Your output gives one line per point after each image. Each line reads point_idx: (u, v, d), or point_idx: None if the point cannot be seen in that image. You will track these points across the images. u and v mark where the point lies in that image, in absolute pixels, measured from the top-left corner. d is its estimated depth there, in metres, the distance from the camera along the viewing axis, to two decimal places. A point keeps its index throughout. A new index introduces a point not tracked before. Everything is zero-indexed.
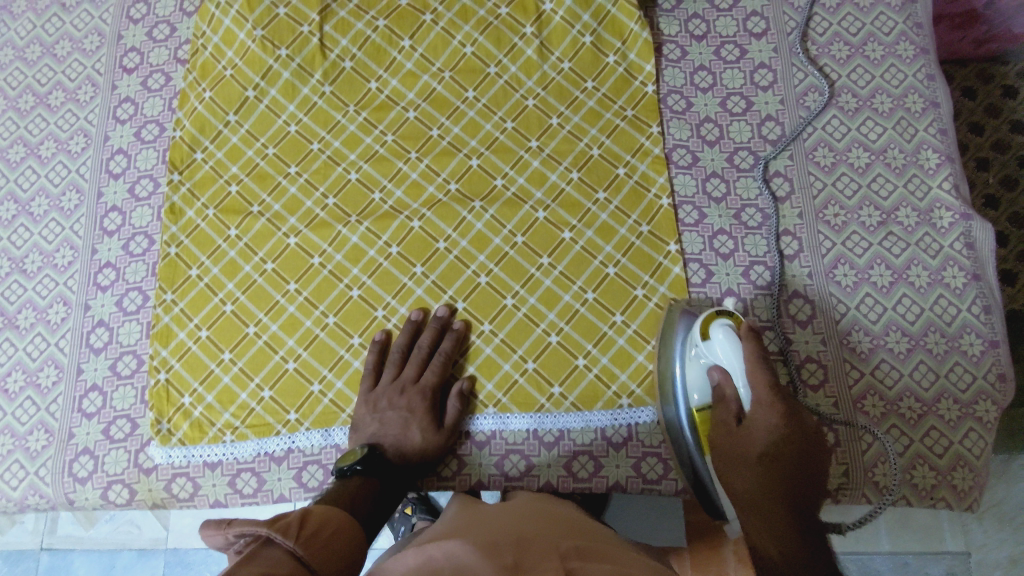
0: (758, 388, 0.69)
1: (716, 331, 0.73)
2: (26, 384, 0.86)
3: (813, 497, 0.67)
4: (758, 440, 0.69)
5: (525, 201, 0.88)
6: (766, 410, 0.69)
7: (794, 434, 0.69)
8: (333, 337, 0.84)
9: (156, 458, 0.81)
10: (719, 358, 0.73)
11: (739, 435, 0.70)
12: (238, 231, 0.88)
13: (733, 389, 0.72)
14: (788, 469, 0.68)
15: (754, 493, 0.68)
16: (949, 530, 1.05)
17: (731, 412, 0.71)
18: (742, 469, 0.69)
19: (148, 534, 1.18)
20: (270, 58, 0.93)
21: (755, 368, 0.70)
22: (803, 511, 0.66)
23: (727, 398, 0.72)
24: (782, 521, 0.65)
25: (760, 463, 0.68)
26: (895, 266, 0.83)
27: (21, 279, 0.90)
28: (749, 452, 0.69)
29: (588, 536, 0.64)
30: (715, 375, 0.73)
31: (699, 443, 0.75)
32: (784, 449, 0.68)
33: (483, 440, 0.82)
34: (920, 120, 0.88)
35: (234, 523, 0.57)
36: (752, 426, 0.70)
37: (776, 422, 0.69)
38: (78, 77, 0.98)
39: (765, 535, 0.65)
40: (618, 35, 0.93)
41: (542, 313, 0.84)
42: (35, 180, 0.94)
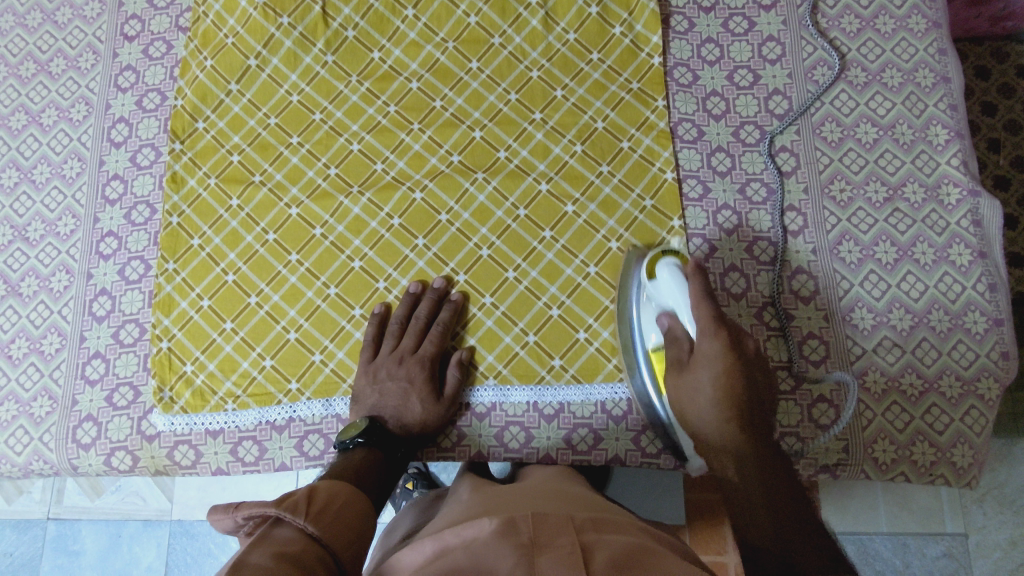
0: (702, 317, 0.68)
1: (664, 270, 0.74)
2: (30, 350, 0.86)
3: (766, 416, 0.66)
4: (705, 372, 0.66)
5: (528, 173, 0.87)
6: (711, 339, 0.67)
7: (743, 361, 0.66)
8: (334, 308, 0.84)
9: (158, 426, 0.81)
10: (666, 295, 0.74)
11: (688, 371, 0.69)
12: (240, 201, 0.88)
13: (683, 328, 0.71)
14: (741, 396, 0.65)
15: (713, 431, 0.66)
16: (949, 511, 1.05)
17: (683, 348, 0.70)
18: (698, 407, 0.67)
19: (154, 505, 1.20)
20: (272, 26, 0.92)
21: (698, 298, 0.69)
22: (761, 438, 0.64)
23: (678, 337, 0.71)
24: (743, 447, 0.64)
25: (712, 398, 0.65)
26: (900, 243, 0.83)
27: (24, 247, 0.90)
28: (699, 383, 0.67)
29: (602, 510, 0.63)
30: (665, 318, 0.73)
31: (656, 382, 0.76)
32: (733, 375, 0.65)
33: (483, 412, 0.82)
34: (930, 96, 0.87)
35: (241, 508, 0.58)
36: (699, 358, 0.67)
37: (722, 349, 0.66)
38: (79, 44, 0.97)
39: (728, 466, 0.64)
40: (625, 7, 0.91)
41: (544, 286, 0.84)
42: (37, 147, 0.94)
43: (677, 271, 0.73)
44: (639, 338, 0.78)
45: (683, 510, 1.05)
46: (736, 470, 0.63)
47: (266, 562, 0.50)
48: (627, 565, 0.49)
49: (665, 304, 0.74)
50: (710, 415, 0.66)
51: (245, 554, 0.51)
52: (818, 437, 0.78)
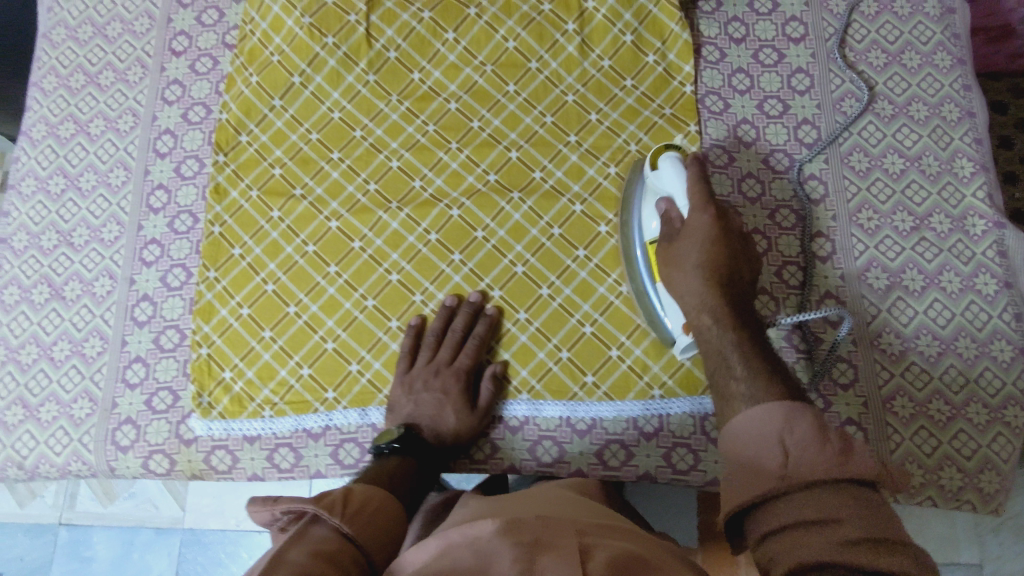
0: (695, 196, 0.73)
1: (665, 162, 0.78)
2: (72, 353, 0.86)
3: (744, 282, 0.70)
4: (692, 238, 0.71)
5: (562, 193, 0.90)
6: (700, 213, 0.72)
7: (726, 232, 0.71)
8: (372, 319, 0.86)
9: (196, 430, 0.83)
10: (664, 184, 0.78)
11: (677, 241, 0.73)
12: (281, 213, 0.90)
13: (678, 212, 0.76)
14: (722, 261, 0.69)
15: (691, 289, 0.69)
16: (963, 539, 1.06)
17: (675, 227, 0.75)
18: (681, 270, 0.71)
19: (166, 513, 1.20)
20: (317, 45, 0.94)
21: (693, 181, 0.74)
22: (736, 298, 0.68)
23: (672, 219, 0.76)
24: (720, 302, 0.67)
25: (697, 261, 0.70)
26: (926, 271, 0.85)
27: (69, 252, 0.91)
28: (686, 249, 0.71)
29: (610, 520, 0.64)
30: (662, 205, 0.77)
31: (651, 272, 0.80)
32: (717, 242, 0.70)
33: (517, 425, 0.84)
34: (955, 130, 0.90)
35: (280, 502, 0.61)
36: (688, 231, 0.72)
37: (711, 221, 0.71)
38: (127, 57, 0.98)
39: (703, 315, 0.67)
40: (659, 36, 0.94)
41: (577, 303, 0.86)
42: (84, 156, 0.95)
43: (678, 163, 0.78)
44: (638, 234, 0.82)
45: (696, 530, 1.05)
46: (711, 319, 0.66)
47: (303, 560, 0.51)
48: (623, 565, 0.49)
49: (664, 193, 0.78)
50: (694, 276, 0.69)
51: (285, 549, 0.52)
52: None
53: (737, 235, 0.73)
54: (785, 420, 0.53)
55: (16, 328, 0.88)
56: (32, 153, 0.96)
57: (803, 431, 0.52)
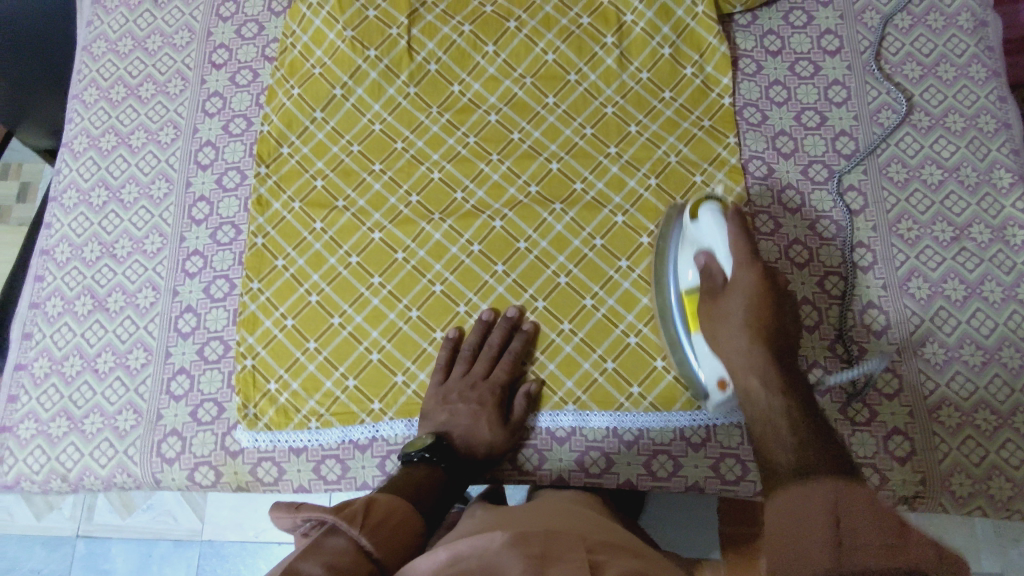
0: (737, 254, 0.72)
1: (705, 213, 0.76)
2: (116, 365, 0.86)
3: (789, 341, 0.71)
4: (739, 297, 0.71)
5: (604, 205, 0.90)
6: (746, 271, 0.71)
7: (772, 290, 0.71)
8: (416, 330, 0.86)
9: (243, 442, 0.83)
10: (705, 236, 0.76)
11: (722, 299, 0.73)
12: (323, 224, 0.90)
13: (718, 266, 0.74)
14: (768, 321, 0.70)
15: (738, 350, 0.70)
16: (984, 548, 1.05)
17: (717, 283, 0.74)
18: (726, 331, 0.72)
19: (186, 525, 1.20)
20: (359, 58, 0.95)
21: (736, 237, 0.73)
22: (782, 360, 0.69)
23: (713, 274, 0.74)
24: (768, 366, 0.68)
25: (743, 321, 0.70)
26: (968, 281, 0.85)
27: (111, 264, 0.91)
28: (732, 309, 0.72)
29: (617, 535, 0.64)
30: (701, 258, 0.76)
31: (685, 323, 0.79)
32: (763, 303, 0.71)
33: (564, 436, 0.84)
34: (992, 141, 0.91)
35: (302, 509, 0.64)
36: (733, 289, 0.72)
37: (756, 280, 0.71)
38: (168, 70, 0.99)
39: (751, 378, 0.69)
40: (697, 48, 0.95)
41: (621, 314, 0.86)
42: (126, 168, 0.95)
43: (719, 215, 0.76)
44: (675, 283, 0.80)
45: (716, 539, 1.05)
46: (760, 382, 0.68)
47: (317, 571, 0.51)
48: None
49: (703, 244, 0.77)
50: (739, 337, 0.70)
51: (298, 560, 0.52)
52: (894, 469, 0.79)
53: (781, 291, 0.72)
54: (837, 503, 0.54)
55: (59, 340, 0.88)
56: (74, 164, 0.96)
57: (859, 513, 0.53)
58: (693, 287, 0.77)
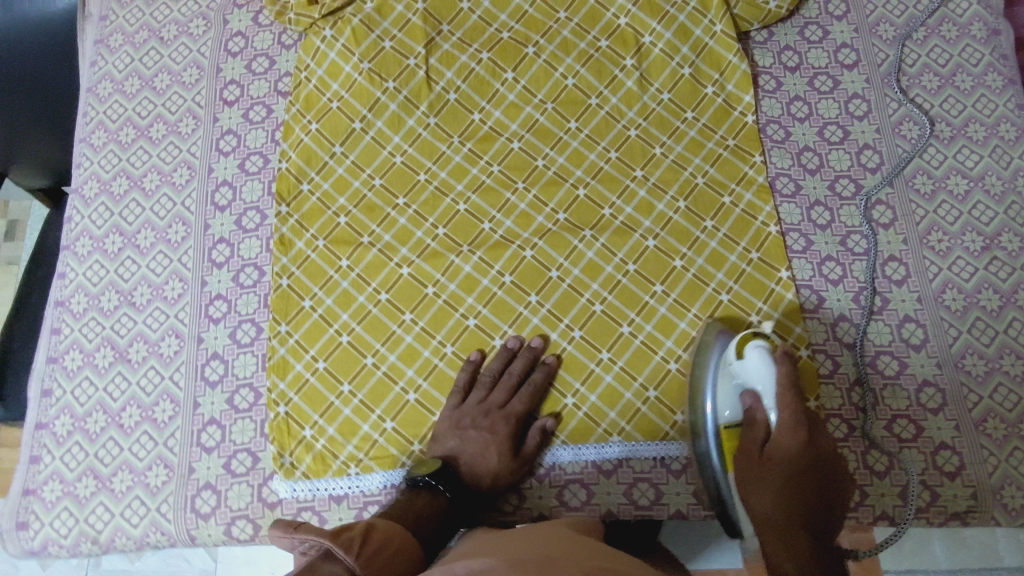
0: (785, 412, 0.70)
1: (751, 352, 0.72)
2: (142, 419, 0.83)
3: (824, 520, 0.69)
4: (782, 466, 0.69)
5: (634, 229, 0.89)
6: (792, 435, 0.69)
7: (815, 459, 0.70)
8: (451, 367, 0.84)
9: (281, 492, 0.80)
10: (749, 375, 0.73)
11: (764, 461, 0.70)
12: (349, 261, 0.88)
13: (763, 414, 0.72)
14: (808, 496, 0.69)
15: (771, 518, 0.68)
16: (1006, 546, 1.03)
17: (759, 434, 0.72)
18: (763, 495, 0.69)
19: (198, 565, 1.13)
20: (377, 90, 0.93)
21: (787, 391, 0.70)
22: (818, 541, 0.67)
23: (756, 422, 0.72)
24: (803, 544, 0.66)
25: (780, 491, 0.69)
26: (1003, 290, 0.85)
27: (131, 312, 0.88)
28: (773, 475, 0.69)
29: (628, 564, 0.61)
30: (748, 398, 0.73)
31: (722, 461, 0.75)
32: (805, 474, 0.69)
33: (611, 468, 0.81)
34: (1014, 148, 0.91)
35: (300, 529, 0.60)
36: (775, 451, 0.70)
37: (800, 446, 0.69)
38: (178, 109, 0.97)
39: (786, 561, 0.65)
40: (716, 67, 0.95)
41: (659, 340, 0.84)
42: (140, 213, 0.92)
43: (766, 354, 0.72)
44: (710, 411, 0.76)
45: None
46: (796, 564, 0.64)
47: None
48: None
49: (747, 383, 0.74)
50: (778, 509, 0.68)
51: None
52: (945, 484, 0.79)
53: (826, 459, 0.71)
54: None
55: (80, 396, 0.85)
56: (85, 211, 0.93)
57: None
58: (733, 427, 0.74)
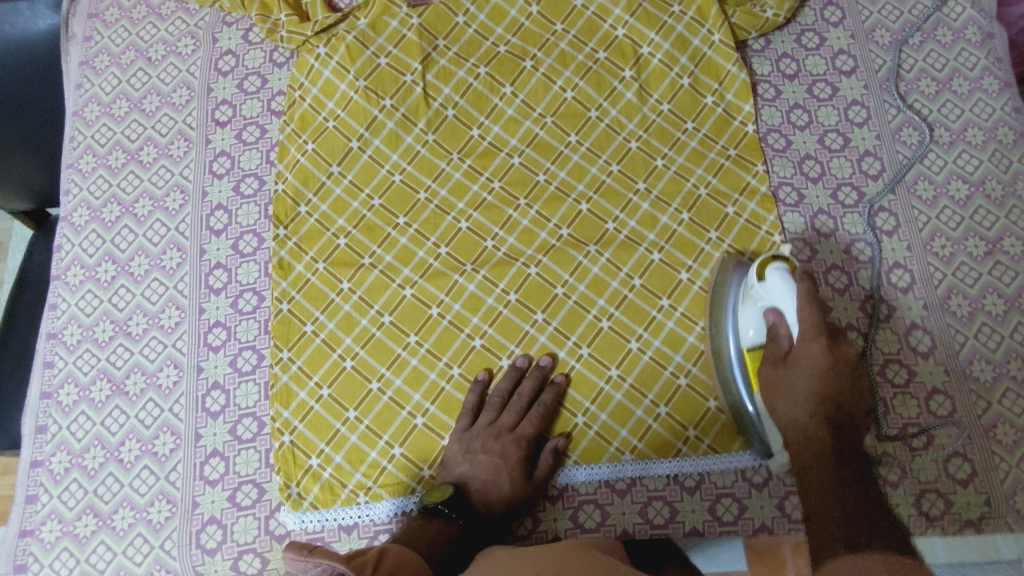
0: (804, 325, 0.68)
1: (771, 274, 0.72)
2: (142, 453, 0.81)
3: (854, 421, 0.68)
4: (803, 375, 0.68)
5: (639, 243, 0.88)
6: (812, 344, 0.68)
7: (841, 367, 0.68)
8: (459, 389, 0.83)
9: (289, 525, 0.78)
10: (770, 296, 0.72)
11: (785, 371, 0.70)
12: (351, 284, 0.86)
13: (785, 329, 0.70)
14: (834, 400, 0.67)
15: (797, 420, 0.68)
16: None
17: (780, 348, 0.71)
18: (786, 401, 0.69)
19: None
20: (374, 108, 0.92)
21: (805, 306, 0.68)
22: (843, 438, 0.67)
23: (778, 336, 0.71)
24: (823, 440, 0.67)
25: (805, 398, 0.68)
26: (1007, 294, 0.85)
27: (127, 343, 0.86)
28: (794, 385, 0.69)
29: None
30: (769, 316, 0.72)
31: (747, 381, 0.76)
32: (830, 381, 0.67)
33: (624, 488, 0.81)
34: (1013, 151, 0.91)
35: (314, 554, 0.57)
36: (797, 360, 0.69)
37: (822, 356, 0.67)
38: (169, 131, 0.94)
39: (805, 453, 0.67)
40: (715, 76, 0.94)
41: (668, 356, 0.83)
42: (133, 239, 0.90)
43: (786, 274, 0.71)
44: (734, 334, 0.78)
45: None
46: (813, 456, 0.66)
47: None
48: None
49: (770, 302, 0.73)
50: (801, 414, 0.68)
51: None
52: (958, 492, 0.79)
53: (853, 366, 0.68)
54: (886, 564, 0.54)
55: (77, 431, 0.82)
56: (75, 239, 0.91)
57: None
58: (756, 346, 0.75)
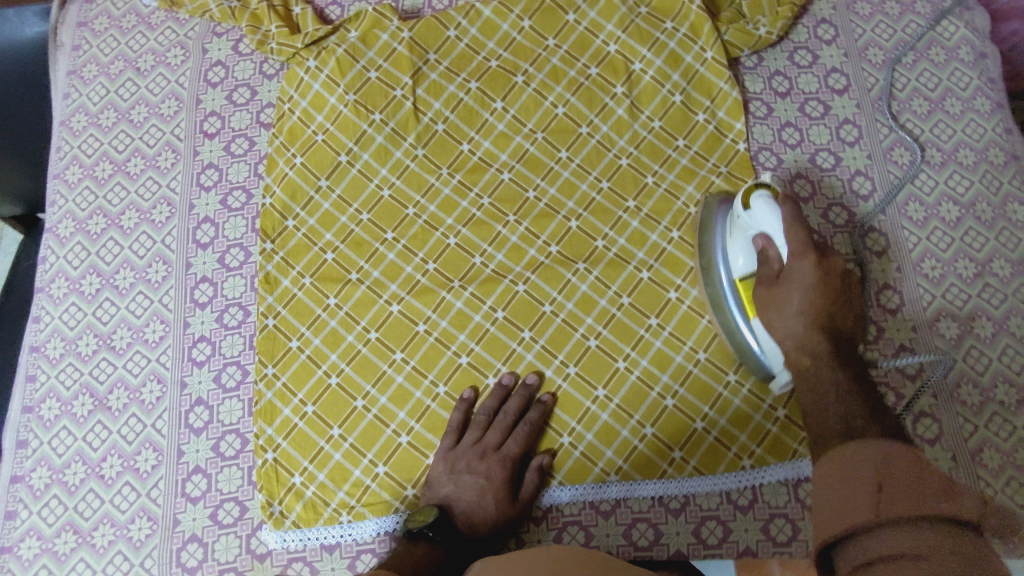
0: (793, 242, 0.70)
1: (756, 201, 0.75)
2: (124, 469, 0.80)
3: (848, 332, 0.69)
4: (795, 288, 0.69)
5: (628, 261, 0.87)
6: (801, 259, 0.69)
7: (831, 279, 0.69)
8: (444, 407, 0.82)
9: (270, 543, 0.78)
10: (757, 223, 0.75)
11: (778, 288, 0.71)
12: (337, 299, 0.86)
13: (775, 251, 0.73)
14: (828, 310, 0.68)
15: (793, 332, 0.69)
16: None
17: (772, 269, 0.72)
18: (782, 315, 0.70)
19: None
20: (363, 122, 0.91)
21: (793, 225, 0.71)
22: (840, 344, 0.67)
23: (768, 259, 0.73)
24: (821, 345, 0.67)
25: (799, 308, 0.69)
26: (995, 317, 0.85)
27: (110, 357, 0.85)
28: (787, 299, 0.70)
29: None
30: (758, 242, 0.74)
31: (744, 310, 0.78)
32: (822, 292, 0.68)
33: (608, 509, 0.80)
34: (1004, 173, 0.91)
35: None
36: (788, 276, 0.70)
37: (813, 269, 0.69)
38: (157, 142, 0.94)
39: (803, 356, 0.68)
40: (707, 94, 0.93)
41: (656, 376, 0.83)
42: (118, 252, 0.89)
43: (770, 201, 0.74)
44: (725, 268, 0.80)
45: None
46: (811, 357, 0.67)
47: None
48: None
49: (757, 230, 0.75)
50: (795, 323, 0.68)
51: None
52: None
53: (842, 279, 0.69)
54: (883, 446, 0.49)
55: (58, 446, 0.82)
56: (60, 251, 0.90)
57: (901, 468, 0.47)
58: (747, 273, 0.77)
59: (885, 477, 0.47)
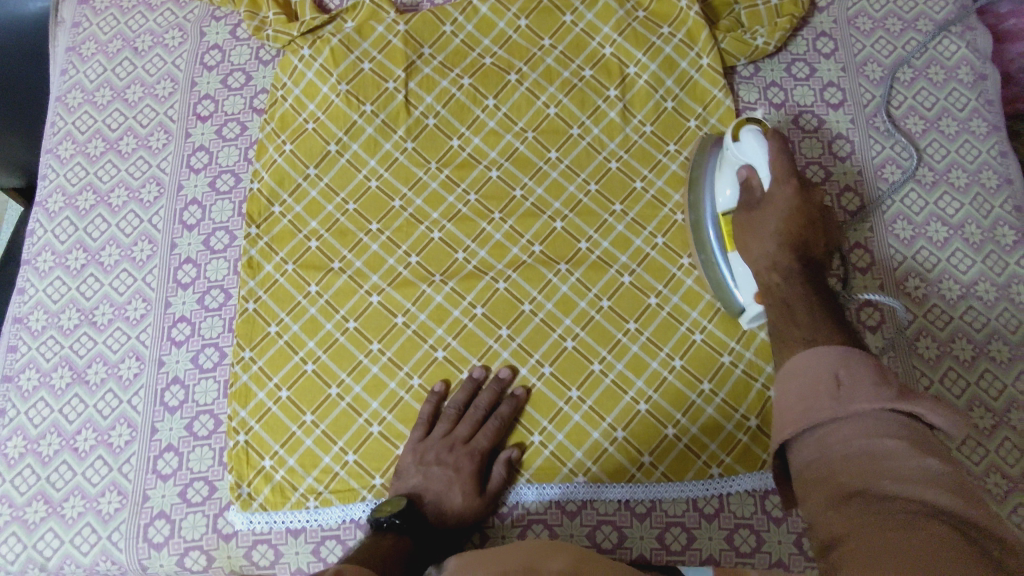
0: (776, 170, 0.70)
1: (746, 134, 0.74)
2: (97, 443, 0.81)
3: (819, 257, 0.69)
4: (774, 212, 0.70)
5: (610, 264, 0.87)
6: (784, 185, 0.70)
7: (810, 207, 0.69)
8: (417, 399, 0.83)
9: (236, 524, 0.78)
10: (745, 154, 0.75)
11: (757, 212, 0.72)
12: (318, 287, 0.86)
13: (758, 181, 0.73)
14: (803, 234, 0.69)
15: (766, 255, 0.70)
16: None
17: (754, 196, 0.73)
18: (759, 238, 0.71)
19: None
20: (354, 113, 0.92)
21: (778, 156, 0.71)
22: (809, 265, 0.68)
23: (752, 187, 0.73)
24: (793, 265, 0.68)
25: (775, 230, 0.69)
26: (976, 340, 0.84)
27: (91, 332, 0.86)
28: (765, 222, 0.70)
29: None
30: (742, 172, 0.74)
31: (722, 243, 0.80)
32: (800, 217, 0.69)
33: (574, 510, 0.80)
34: (995, 197, 0.90)
35: None
36: (768, 202, 0.71)
37: (793, 196, 0.69)
38: (150, 122, 0.95)
39: (773, 275, 0.69)
40: (700, 101, 0.93)
41: (630, 380, 0.83)
42: (105, 229, 0.90)
43: (759, 134, 0.74)
44: (711, 202, 0.81)
45: None
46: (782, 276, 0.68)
47: None
48: None
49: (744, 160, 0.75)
50: (770, 244, 0.69)
51: None
52: None
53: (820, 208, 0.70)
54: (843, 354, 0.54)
55: (34, 417, 0.83)
56: (49, 225, 0.92)
57: (863, 372, 0.52)
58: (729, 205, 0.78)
59: (843, 370, 0.52)
